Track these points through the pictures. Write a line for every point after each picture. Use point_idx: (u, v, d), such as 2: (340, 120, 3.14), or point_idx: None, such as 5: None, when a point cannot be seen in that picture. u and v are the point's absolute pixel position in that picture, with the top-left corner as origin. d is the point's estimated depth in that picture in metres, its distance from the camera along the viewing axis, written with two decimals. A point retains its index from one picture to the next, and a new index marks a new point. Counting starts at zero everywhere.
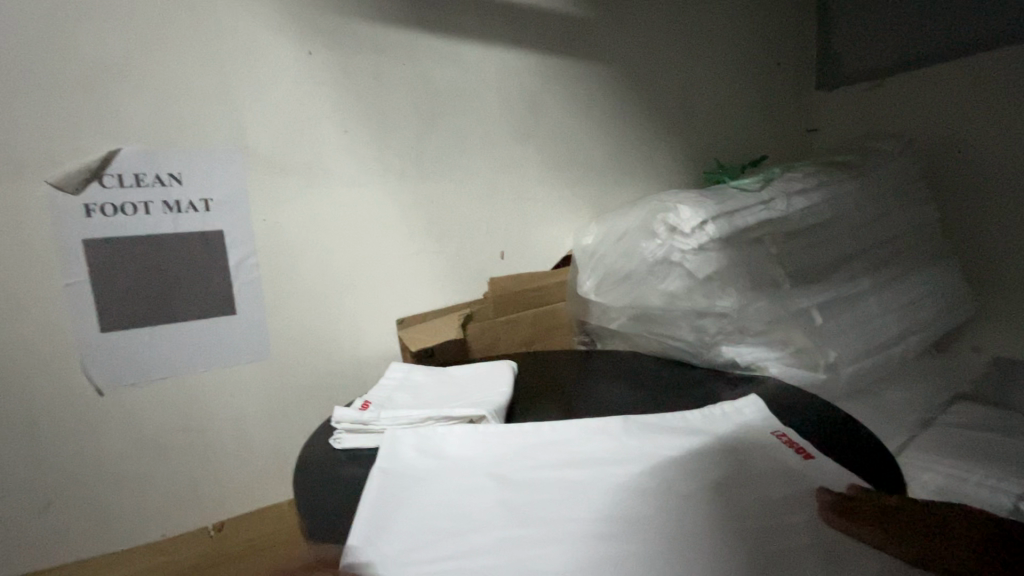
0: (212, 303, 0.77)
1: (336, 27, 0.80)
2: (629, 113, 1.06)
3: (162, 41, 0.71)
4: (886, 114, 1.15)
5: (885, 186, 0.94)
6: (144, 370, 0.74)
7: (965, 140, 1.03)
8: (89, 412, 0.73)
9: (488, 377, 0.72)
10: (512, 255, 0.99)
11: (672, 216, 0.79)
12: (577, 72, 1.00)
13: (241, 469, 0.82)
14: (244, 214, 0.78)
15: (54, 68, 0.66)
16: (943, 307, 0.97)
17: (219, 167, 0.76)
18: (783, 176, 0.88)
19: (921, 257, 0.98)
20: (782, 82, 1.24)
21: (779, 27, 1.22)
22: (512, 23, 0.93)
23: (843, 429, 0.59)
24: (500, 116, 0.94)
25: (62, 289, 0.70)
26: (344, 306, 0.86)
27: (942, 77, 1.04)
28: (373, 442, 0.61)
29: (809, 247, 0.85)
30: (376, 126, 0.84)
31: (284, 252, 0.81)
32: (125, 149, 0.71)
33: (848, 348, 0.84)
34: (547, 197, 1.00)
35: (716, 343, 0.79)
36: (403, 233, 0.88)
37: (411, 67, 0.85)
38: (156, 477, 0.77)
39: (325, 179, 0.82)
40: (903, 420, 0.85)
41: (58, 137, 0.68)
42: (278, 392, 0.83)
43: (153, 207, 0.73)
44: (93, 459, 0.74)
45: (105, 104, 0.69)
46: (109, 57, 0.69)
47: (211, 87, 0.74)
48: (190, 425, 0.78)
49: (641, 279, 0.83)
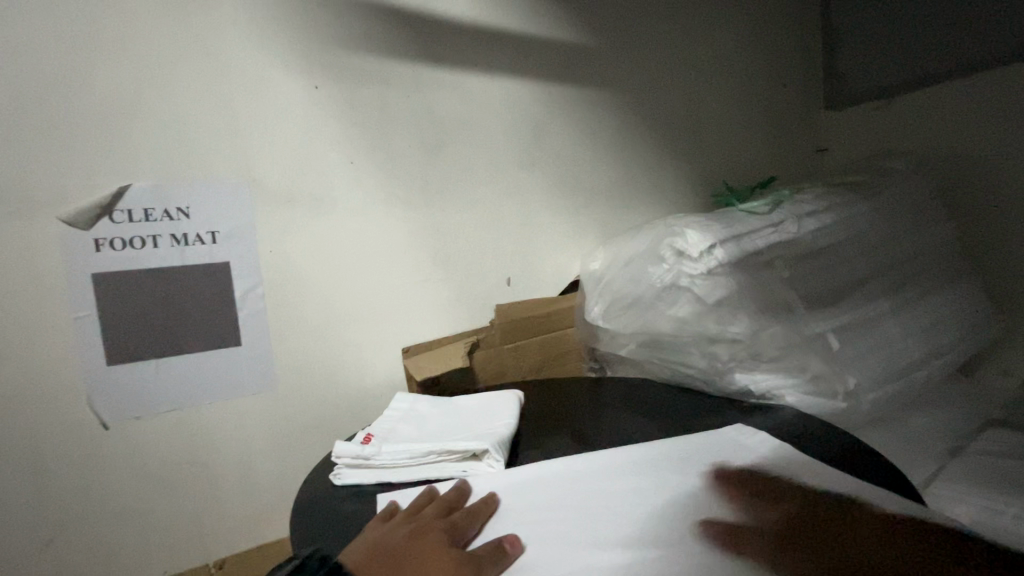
0: (218, 335, 0.77)
1: (343, 62, 0.81)
2: (635, 137, 1.06)
3: (173, 81, 0.73)
4: (898, 133, 1.13)
5: (899, 205, 0.92)
6: (148, 404, 0.74)
7: (981, 158, 1.01)
8: (92, 447, 0.72)
9: (494, 408, 0.70)
10: (519, 281, 0.98)
11: (679, 241, 0.78)
12: (581, 98, 1.00)
13: (245, 502, 0.81)
14: (250, 246, 0.78)
15: (70, 108, 0.69)
16: (966, 328, 0.94)
17: (228, 200, 0.77)
18: (792, 197, 0.87)
19: (941, 277, 0.94)
20: (789, 103, 1.24)
21: (784, 49, 1.22)
22: (516, 53, 0.94)
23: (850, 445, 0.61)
24: (505, 143, 0.94)
25: (70, 322, 0.70)
26: (351, 335, 0.85)
27: (952, 93, 1.03)
28: (375, 477, 0.60)
29: (823, 269, 0.83)
30: (382, 157, 0.85)
31: (289, 281, 0.81)
32: (134, 185, 0.72)
33: (869, 373, 0.81)
34: (554, 222, 1.00)
35: (729, 369, 0.77)
36: (410, 260, 0.88)
37: (416, 97, 0.87)
38: (159, 512, 0.76)
39: (332, 209, 0.83)
40: (931, 449, 0.81)
41: (70, 175, 0.69)
42: (284, 424, 0.82)
43: (161, 240, 0.74)
44: (96, 495, 0.73)
45: (118, 142, 0.71)
46: (123, 95, 0.71)
47: (219, 122, 0.75)
48: (195, 458, 0.77)
49: (649, 304, 0.81)
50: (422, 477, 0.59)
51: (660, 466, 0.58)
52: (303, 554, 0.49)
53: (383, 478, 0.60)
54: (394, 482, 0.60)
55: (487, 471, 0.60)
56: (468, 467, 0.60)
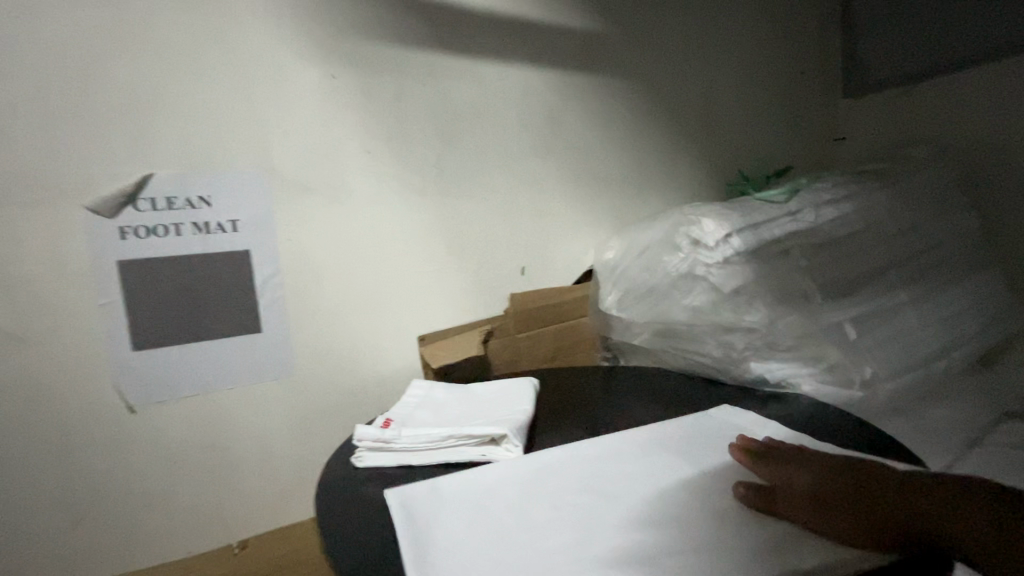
0: (239, 322, 0.79)
1: (359, 51, 0.82)
2: (650, 126, 1.06)
3: (194, 70, 0.74)
4: (919, 121, 1.11)
5: (919, 195, 0.91)
6: (172, 388, 0.76)
7: (1005, 147, 0.99)
8: (119, 429, 0.74)
9: (510, 395, 0.71)
10: (533, 270, 0.98)
11: (695, 229, 0.78)
12: (596, 87, 1.00)
13: (266, 485, 0.83)
14: (270, 234, 0.80)
15: (94, 98, 0.70)
16: (986, 319, 0.93)
17: (248, 189, 0.78)
18: (810, 186, 0.86)
19: (961, 267, 0.93)
20: (806, 91, 1.22)
21: (802, 36, 1.20)
22: (531, 42, 0.94)
23: (864, 434, 0.61)
24: (520, 132, 0.94)
25: (97, 308, 0.72)
26: (367, 323, 0.86)
27: (975, 79, 1.01)
28: (395, 461, 0.61)
29: (840, 259, 0.82)
30: (398, 146, 0.86)
31: (307, 269, 0.82)
32: (157, 173, 0.73)
33: (887, 363, 0.80)
34: (568, 212, 1.00)
35: (744, 358, 0.77)
36: (425, 249, 0.89)
37: (432, 86, 0.87)
38: (183, 494, 0.78)
39: (349, 198, 0.83)
40: (948, 439, 0.80)
41: (95, 164, 0.71)
42: (303, 410, 0.84)
43: (183, 228, 0.75)
44: (123, 476, 0.75)
45: (140, 131, 0.72)
46: (145, 84, 0.72)
47: (238, 111, 0.76)
48: (217, 442, 0.79)
49: (665, 293, 0.81)
50: (441, 460, 0.60)
51: (676, 446, 0.59)
52: (327, 534, 0.50)
53: (403, 461, 0.61)
54: (413, 465, 0.61)
55: (504, 455, 0.60)
56: (486, 452, 0.60)
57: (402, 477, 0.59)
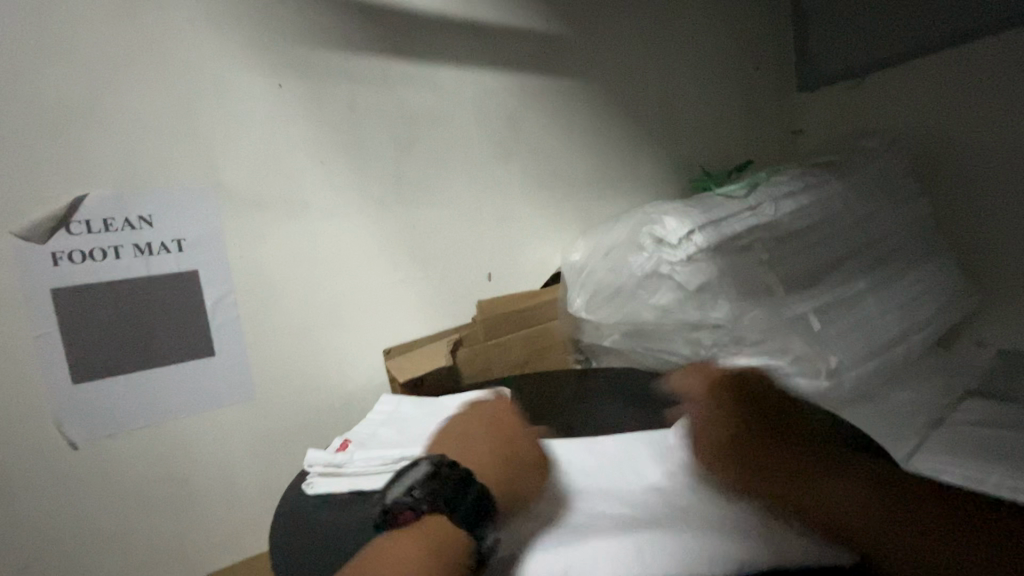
0: (189, 347, 0.75)
1: (308, 59, 0.79)
2: (611, 126, 1.05)
3: (129, 84, 0.70)
4: (872, 112, 1.14)
5: (873, 184, 0.93)
6: (119, 421, 0.72)
7: (952, 134, 1.02)
8: (62, 468, 0.70)
9: (477, 409, 0.69)
10: (500, 276, 0.97)
11: (658, 228, 0.77)
12: (555, 88, 0.99)
13: (229, 515, 0.79)
14: (220, 252, 0.76)
15: (17, 117, 0.65)
16: (943, 302, 0.95)
17: (193, 207, 0.74)
18: (769, 180, 0.87)
19: (917, 253, 0.95)
20: (762, 87, 1.24)
21: (755, 32, 1.22)
22: (486, 45, 0.92)
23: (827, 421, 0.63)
24: (480, 137, 0.93)
25: (30, 342, 0.67)
26: (328, 339, 0.83)
27: (921, 69, 1.05)
28: (346, 486, 0.58)
29: (802, 250, 0.83)
30: (353, 155, 0.83)
31: (262, 286, 0.78)
32: (92, 194, 0.69)
33: (850, 351, 0.81)
34: (532, 215, 0.99)
35: (712, 355, 0.77)
36: (387, 261, 0.86)
37: (386, 92, 0.85)
38: (137, 531, 0.74)
39: (304, 210, 0.80)
40: (912, 422, 0.81)
41: (22, 188, 0.66)
42: (265, 433, 0.80)
43: (124, 251, 0.71)
44: (69, 518, 0.70)
45: (71, 151, 0.68)
46: (74, 101, 0.68)
47: (180, 124, 0.73)
48: (173, 474, 0.75)
49: (630, 294, 0.80)
50: None
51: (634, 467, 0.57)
52: None
53: (354, 487, 0.58)
54: (367, 490, 0.58)
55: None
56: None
57: (366, 501, 0.57)
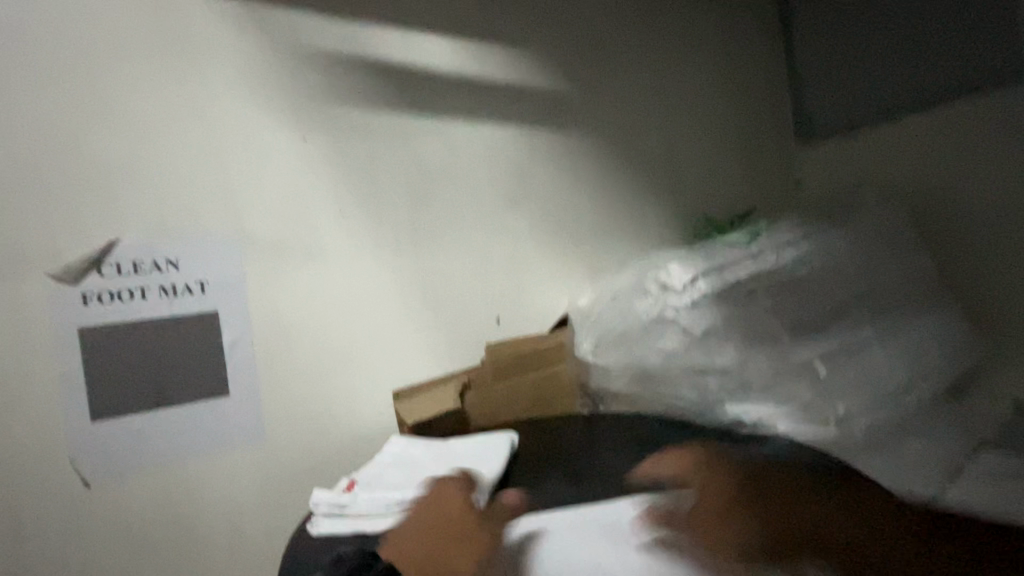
0: (204, 386, 0.76)
1: (331, 115, 0.85)
2: (616, 177, 1.10)
3: (168, 138, 0.75)
4: (869, 165, 1.18)
5: (874, 234, 0.95)
6: (132, 459, 0.72)
7: (951, 186, 1.06)
8: (73, 506, 0.70)
9: (483, 455, 0.69)
10: (509, 320, 0.99)
11: (662, 275, 0.82)
12: (563, 142, 1.04)
13: (233, 559, 0.78)
14: (241, 295, 0.79)
15: (62, 167, 0.70)
16: (952, 351, 0.95)
17: (216, 251, 0.78)
18: (771, 229, 0.90)
19: (922, 301, 0.96)
20: (762, 140, 1.29)
21: (754, 90, 1.28)
22: (499, 104, 0.98)
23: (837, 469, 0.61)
24: (491, 187, 0.97)
25: (54, 378, 0.70)
26: (341, 380, 0.85)
27: (915, 126, 1.10)
28: (349, 527, 0.60)
29: (805, 298, 0.85)
30: (370, 203, 0.87)
31: (280, 328, 0.81)
32: (124, 238, 0.73)
33: (860, 399, 0.81)
34: (540, 261, 1.02)
35: (720, 401, 0.78)
36: (399, 304, 0.89)
37: (403, 146, 0.90)
38: (140, 575, 0.73)
39: (322, 255, 0.84)
40: None
41: (63, 232, 0.70)
42: (273, 474, 0.80)
43: (150, 292, 0.74)
44: (75, 557, 0.70)
45: (110, 198, 0.72)
46: (117, 153, 0.73)
47: (212, 173, 0.77)
48: (180, 515, 0.75)
49: (637, 339, 0.82)
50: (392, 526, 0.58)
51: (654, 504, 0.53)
52: None
53: (356, 528, 0.60)
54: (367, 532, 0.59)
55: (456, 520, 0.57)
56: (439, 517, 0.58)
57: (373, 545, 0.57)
